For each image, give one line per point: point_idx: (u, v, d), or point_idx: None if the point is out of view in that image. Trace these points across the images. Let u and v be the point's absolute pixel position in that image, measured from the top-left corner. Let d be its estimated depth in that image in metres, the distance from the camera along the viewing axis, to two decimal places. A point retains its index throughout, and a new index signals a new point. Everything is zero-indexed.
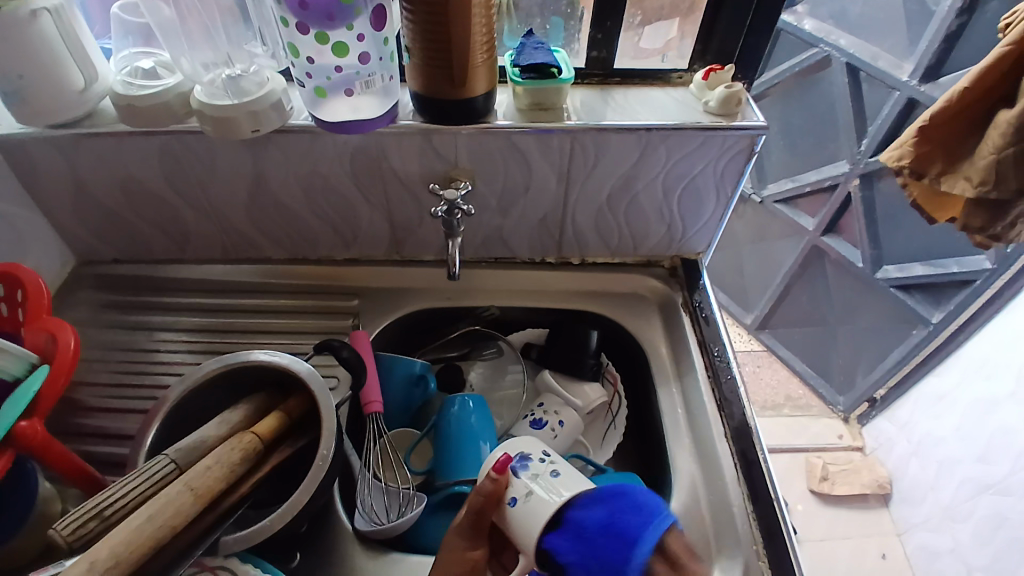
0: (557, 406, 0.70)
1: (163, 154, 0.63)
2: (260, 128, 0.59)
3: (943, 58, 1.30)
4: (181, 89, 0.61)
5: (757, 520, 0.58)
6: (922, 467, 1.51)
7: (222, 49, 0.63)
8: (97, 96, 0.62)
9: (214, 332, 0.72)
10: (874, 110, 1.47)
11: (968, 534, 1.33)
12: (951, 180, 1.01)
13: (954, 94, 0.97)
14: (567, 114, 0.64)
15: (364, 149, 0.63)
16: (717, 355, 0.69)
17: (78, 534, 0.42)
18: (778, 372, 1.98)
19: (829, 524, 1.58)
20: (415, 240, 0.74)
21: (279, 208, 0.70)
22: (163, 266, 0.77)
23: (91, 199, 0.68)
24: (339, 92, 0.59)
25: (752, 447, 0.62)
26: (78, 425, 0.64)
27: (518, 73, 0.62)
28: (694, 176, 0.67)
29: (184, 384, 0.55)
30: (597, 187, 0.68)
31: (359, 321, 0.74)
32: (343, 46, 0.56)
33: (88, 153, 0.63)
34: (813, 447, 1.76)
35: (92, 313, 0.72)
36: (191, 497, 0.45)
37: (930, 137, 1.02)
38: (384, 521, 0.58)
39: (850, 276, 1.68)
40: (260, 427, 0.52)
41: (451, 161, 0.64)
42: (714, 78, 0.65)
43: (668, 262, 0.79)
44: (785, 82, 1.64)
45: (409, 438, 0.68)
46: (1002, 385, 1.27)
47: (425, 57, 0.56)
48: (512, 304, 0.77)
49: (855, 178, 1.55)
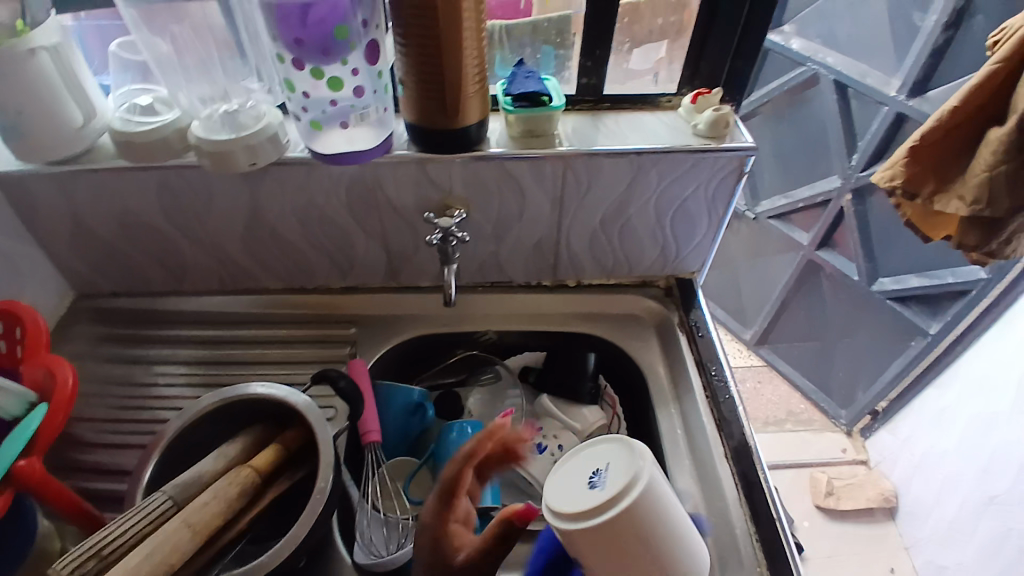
0: (556, 429, 0.71)
1: (161, 188, 0.64)
2: (256, 161, 0.60)
3: (930, 73, 1.33)
4: (179, 124, 0.62)
5: (761, 544, 0.58)
6: (927, 480, 1.49)
7: (219, 84, 0.64)
8: (95, 132, 0.63)
9: (212, 363, 0.72)
10: (864, 125, 1.49)
11: (976, 548, 1.31)
12: (944, 200, 1.02)
13: (945, 113, 0.98)
14: (559, 140, 0.65)
15: (360, 179, 0.64)
16: (715, 376, 0.69)
17: (77, 574, 0.42)
18: (778, 387, 1.97)
19: (835, 541, 1.56)
20: (411, 267, 0.75)
21: (276, 239, 0.70)
22: (161, 299, 0.77)
23: (90, 233, 0.69)
24: (335, 124, 0.61)
25: (752, 467, 0.62)
26: (76, 461, 0.64)
27: (510, 102, 0.63)
28: (686, 199, 0.68)
29: (183, 419, 0.55)
30: (590, 211, 0.68)
31: (356, 349, 0.74)
32: (337, 80, 0.57)
33: (87, 188, 0.64)
34: (817, 462, 1.74)
35: (91, 347, 0.73)
36: (189, 533, 0.44)
37: (922, 156, 1.03)
38: (383, 553, 0.57)
39: (846, 289, 1.69)
40: (256, 461, 0.52)
41: (445, 189, 0.65)
42: (702, 102, 0.67)
43: (663, 283, 0.79)
44: (775, 99, 1.66)
45: (407, 466, 0.67)
46: (1003, 396, 1.27)
47: (419, 89, 0.57)
48: (509, 328, 0.77)
49: (847, 193, 1.57)
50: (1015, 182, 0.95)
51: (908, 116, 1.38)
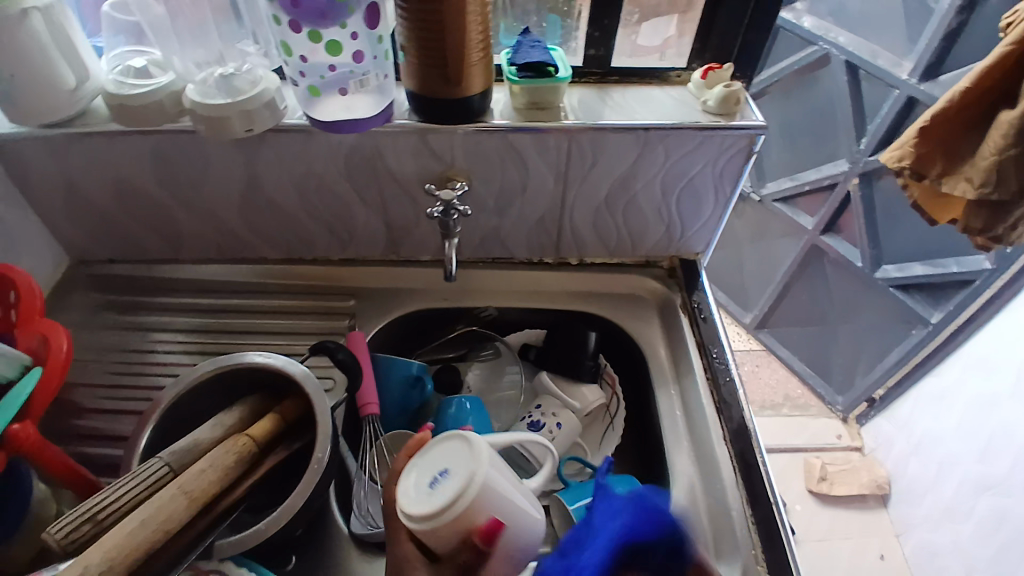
0: (554, 408, 0.70)
1: (158, 154, 0.63)
2: (253, 127, 0.59)
3: (943, 56, 1.30)
4: (173, 87, 0.60)
5: (757, 525, 0.58)
6: (922, 467, 1.51)
7: (213, 48, 0.63)
8: (87, 95, 0.61)
9: (209, 333, 0.71)
10: (874, 108, 1.46)
11: (969, 535, 1.32)
12: (952, 182, 1.00)
13: (955, 94, 0.96)
14: (564, 113, 0.63)
15: (360, 148, 0.62)
16: (715, 357, 0.69)
17: (72, 538, 0.42)
18: (776, 371, 1.98)
19: (828, 525, 1.57)
20: (411, 241, 0.74)
21: (274, 208, 0.69)
22: (157, 267, 0.76)
23: (85, 200, 0.68)
24: (333, 90, 0.59)
25: (751, 449, 0.61)
26: (72, 427, 0.63)
27: (514, 72, 0.61)
28: (693, 176, 0.66)
29: (178, 385, 0.55)
30: (595, 187, 0.67)
31: (354, 322, 0.73)
32: (336, 44, 0.56)
33: (81, 154, 0.63)
34: (812, 447, 1.75)
35: (86, 314, 0.72)
36: (184, 501, 0.44)
37: (932, 136, 1.00)
38: (380, 525, 0.58)
39: (849, 275, 1.68)
40: (254, 430, 0.51)
41: (447, 161, 0.64)
42: (713, 77, 0.65)
43: (666, 262, 0.78)
44: (784, 80, 1.63)
45: (405, 440, 0.67)
46: (1002, 385, 1.27)
47: (419, 54, 0.55)
48: (509, 305, 0.77)
49: (855, 177, 1.54)
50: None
51: (920, 100, 1.35)
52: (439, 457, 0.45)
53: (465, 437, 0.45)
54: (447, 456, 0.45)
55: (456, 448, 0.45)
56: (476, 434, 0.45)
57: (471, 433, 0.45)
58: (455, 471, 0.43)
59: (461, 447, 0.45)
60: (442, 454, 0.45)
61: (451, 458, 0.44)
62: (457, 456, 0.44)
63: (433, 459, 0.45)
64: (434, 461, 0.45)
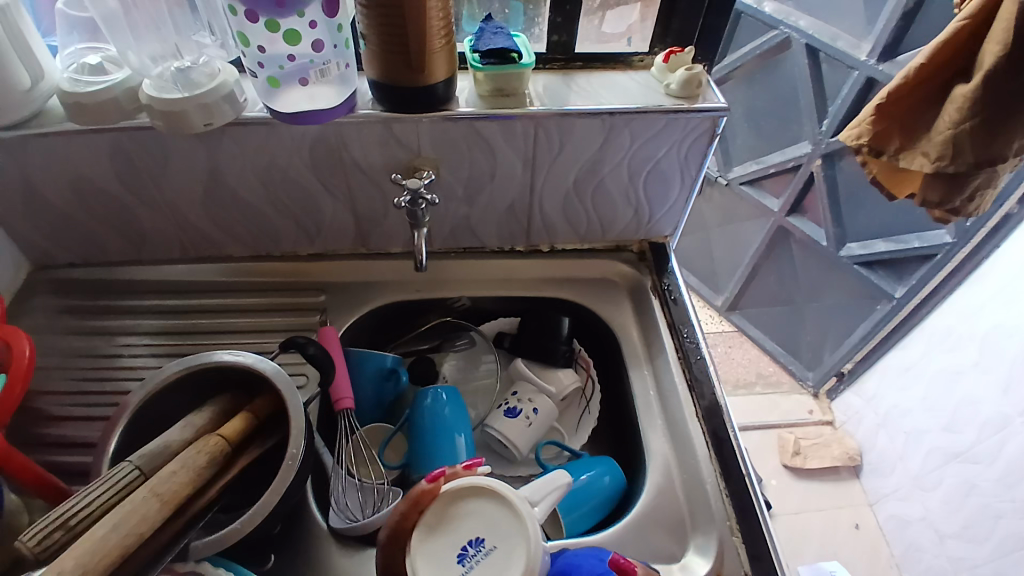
0: (530, 393, 0.70)
1: (115, 152, 0.61)
2: (213, 121, 0.57)
3: (900, 37, 1.34)
4: (128, 83, 0.59)
5: (731, 499, 0.59)
6: (890, 438, 1.56)
7: (170, 41, 0.61)
8: (43, 95, 0.59)
9: (177, 333, 0.70)
10: (835, 90, 1.49)
11: (938, 501, 1.38)
12: (908, 157, 1.03)
13: (912, 70, 0.98)
14: (529, 99, 0.63)
15: (324, 139, 0.61)
16: (686, 337, 0.70)
17: (45, 546, 0.41)
18: (748, 351, 2.02)
19: (803, 498, 1.62)
20: (380, 232, 0.73)
21: (238, 203, 0.68)
22: (120, 269, 0.74)
23: (41, 202, 0.65)
24: (294, 81, 0.58)
25: (722, 426, 0.63)
26: (38, 435, 0.61)
27: (478, 59, 0.61)
28: (659, 159, 0.67)
29: (145, 388, 0.53)
30: (562, 172, 0.67)
31: (326, 317, 0.73)
32: (295, 33, 0.55)
33: (33, 153, 0.60)
34: (785, 423, 1.80)
35: (48, 319, 0.70)
36: (156, 503, 0.43)
37: (888, 114, 1.03)
38: (359, 518, 0.57)
39: (815, 254, 1.72)
40: (226, 429, 0.51)
41: (413, 150, 0.63)
42: (674, 61, 0.66)
43: (636, 246, 0.79)
44: (748, 64, 1.65)
45: (382, 433, 0.67)
46: (965, 357, 1.32)
47: (379, 42, 0.54)
48: (481, 294, 0.77)
49: (818, 158, 1.58)
50: (979, 138, 0.95)
51: (878, 81, 1.39)
52: (477, 523, 0.46)
53: (506, 502, 0.47)
54: (487, 523, 0.46)
55: (497, 513, 0.47)
56: (516, 500, 0.47)
57: (508, 500, 0.47)
58: (498, 536, 0.46)
59: (499, 513, 0.47)
60: (479, 520, 0.46)
61: (489, 527, 0.46)
62: (498, 517, 0.46)
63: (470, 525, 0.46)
64: (472, 528, 0.46)
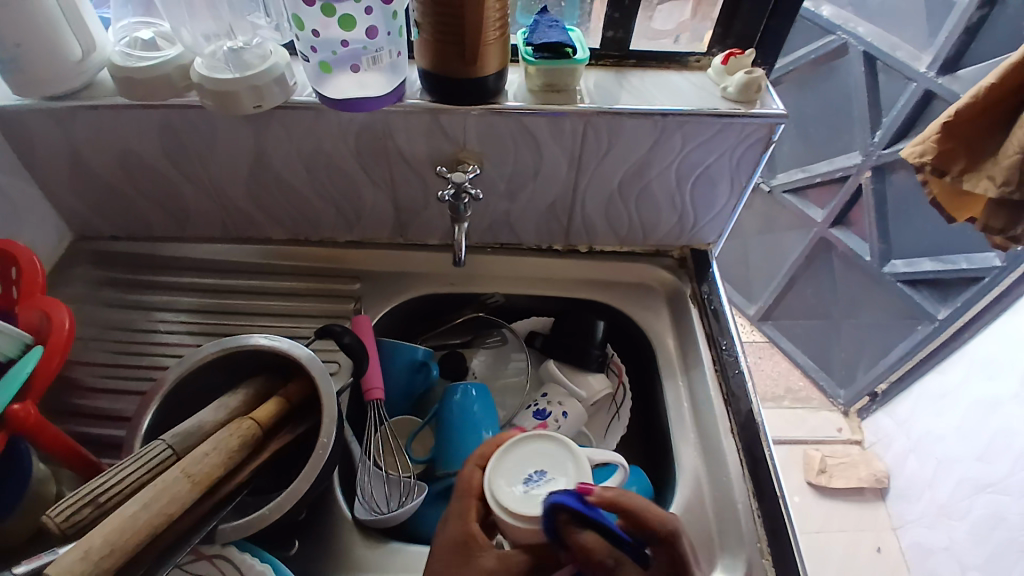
0: (561, 397, 0.69)
1: (163, 129, 0.61)
2: (263, 103, 0.57)
3: (963, 50, 1.28)
4: (180, 61, 0.59)
5: (763, 521, 0.57)
6: (920, 464, 1.51)
7: (224, 19, 0.60)
8: (95, 68, 0.59)
9: (212, 312, 0.71)
10: (890, 100, 1.44)
11: (965, 532, 1.33)
12: (973, 180, 0.97)
13: (980, 91, 0.92)
14: (580, 96, 0.61)
15: (370, 127, 0.61)
16: (725, 350, 0.68)
17: (72, 521, 0.41)
18: (778, 364, 1.98)
19: (825, 517, 1.58)
20: (419, 223, 0.73)
21: (282, 187, 0.68)
22: (161, 245, 0.75)
23: (89, 173, 0.66)
24: (345, 67, 0.57)
25: (758, 444, 0.61)
26: (74, 405, 0.63)
27: (531, 52, 0.60)
28: (709, 165, 0.65)
29: (182, 366, 0.54)
30: (608, 173, 0.66)
31: (361, 305, 0.72)
32: (350, 18, 0.54)
33: (84, 126, 0.61)
34: (811, 439, 1.76)
35: (88, 290, 0.71)
36: (187, 484, 0.43)
37: (956, 134, 0.97)
38: (384, 510, 0.57)
39: (856, 269, 1.67)
40: (258, 413, 0.51)
41: (459, 143, 0.62)
42: (733, 63, 0.63)
43: (677, 252, 0.77)
44: (800, 69, 1.60)
45: (409, 424, 0.67)
46: (1006, 385, 1.27)
47: (435, 32, 0.54)
48: (517, 292, 0.76)
49: (867, 170, 1.52)
50: None
51: (937, 94, 1.33)
52: (504, 474, 0.46)
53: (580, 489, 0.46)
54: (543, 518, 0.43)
55: (559, 489, 0.45)
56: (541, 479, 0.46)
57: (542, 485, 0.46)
58: (555, 475, 0.46)
59: (540, 455, 0.47)
60: (512, 468, 0.46)
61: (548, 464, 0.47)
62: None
63: (514, 474, 0.46)
64: (524, 468, 0.46)
